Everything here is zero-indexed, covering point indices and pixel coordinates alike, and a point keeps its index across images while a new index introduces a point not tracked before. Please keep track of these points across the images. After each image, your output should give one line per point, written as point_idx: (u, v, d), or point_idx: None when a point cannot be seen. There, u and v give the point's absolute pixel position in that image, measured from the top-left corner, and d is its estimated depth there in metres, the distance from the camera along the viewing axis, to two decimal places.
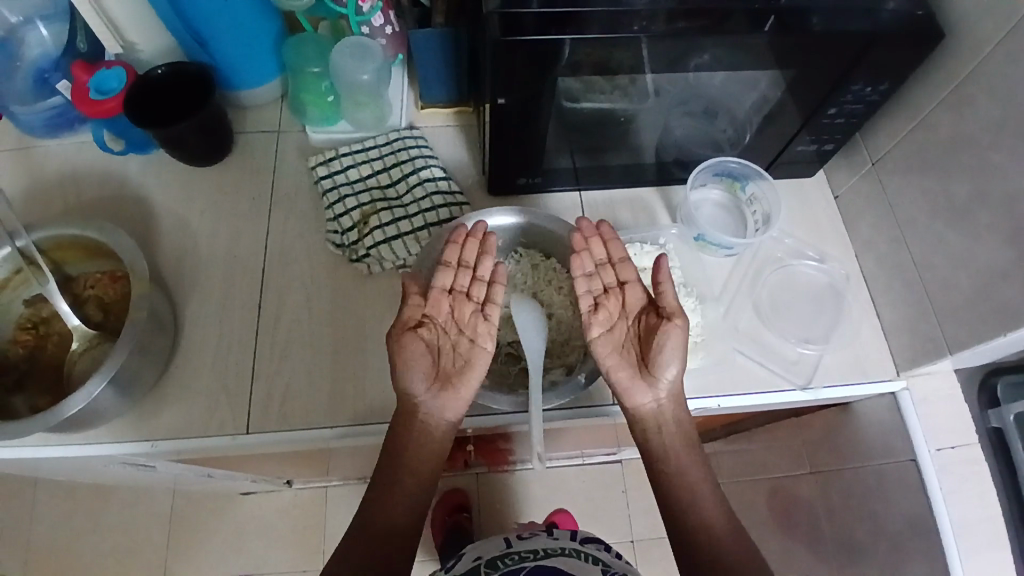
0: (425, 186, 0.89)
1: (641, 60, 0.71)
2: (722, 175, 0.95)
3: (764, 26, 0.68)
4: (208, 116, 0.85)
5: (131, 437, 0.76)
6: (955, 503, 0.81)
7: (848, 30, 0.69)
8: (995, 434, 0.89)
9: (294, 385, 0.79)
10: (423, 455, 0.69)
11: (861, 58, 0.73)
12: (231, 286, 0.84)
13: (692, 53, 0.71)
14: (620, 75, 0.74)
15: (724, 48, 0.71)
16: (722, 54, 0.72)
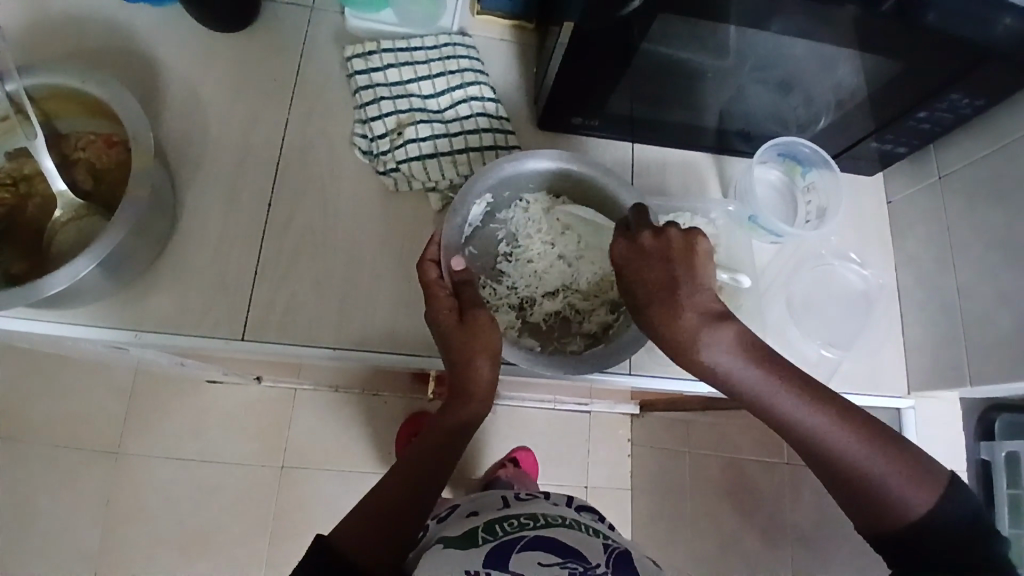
0: (471, 106, 0.80)
1: (743, 16, 0.62)
2: (785, 156, 0.87)
3: (881, 8, 0.59)
4: None
5: (114, 323, 0.69)
6: None
7: (974, 33, 0.62)
8: (981, 467, 0.82)
9: (297, 298, 0.72)
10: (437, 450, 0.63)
11: (973, 68, 0.66)
12: (241, 176, 0.76)
13: (799, 20, 0.62)
14: (716, 27, 0.65)
15: (834, 26, 0.63)
16: (830, 31, 0.64)
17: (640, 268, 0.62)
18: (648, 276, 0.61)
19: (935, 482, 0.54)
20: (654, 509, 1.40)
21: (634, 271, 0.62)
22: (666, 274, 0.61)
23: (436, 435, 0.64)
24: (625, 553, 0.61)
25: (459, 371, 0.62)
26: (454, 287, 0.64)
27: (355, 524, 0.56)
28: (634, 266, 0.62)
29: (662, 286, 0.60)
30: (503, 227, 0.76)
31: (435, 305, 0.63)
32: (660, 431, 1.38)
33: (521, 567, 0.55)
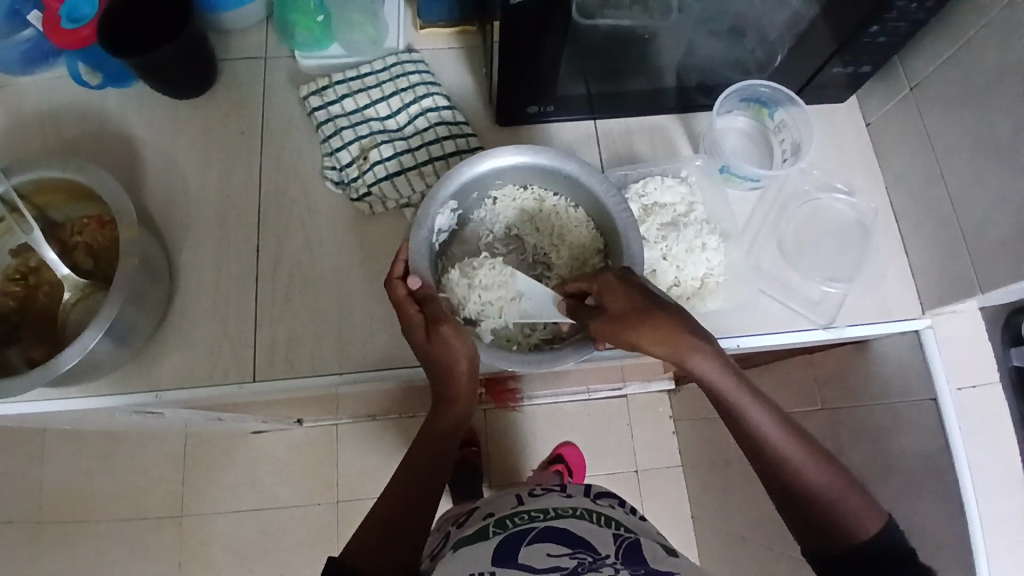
0: (428, 117, 0.82)
1: None
2: (748, 100, 0.87)
3: None
4: (189, 40, 0.77)
5: (135, 388, 0.73)
6: (973, 445, 0.77)
7: None
8: None
9: (296, 333, 0.75)
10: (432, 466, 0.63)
11: None
12: (226, 229, 0.80)
13: None
14: None
15: None
16: None
17: (629, 299, 0.62)
18: (632, 307, 0.61)
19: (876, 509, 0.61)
20: (706, 479, 1.38)
21: (618, 297, 0.62)
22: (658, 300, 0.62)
23: (425, 447, 0.64)
24: (637, 541, 0.63)
25: (441, 382, 0.63)
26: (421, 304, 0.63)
27: (362, 544, 0.58)
28: (623, 295, 0.62)
29: (665, 314, 0.61)
30: (479, 225, 0.78)
31: (405, 324, 0.63)
32: (696, 400, 1.37)
33: (531, 557, 0.59)
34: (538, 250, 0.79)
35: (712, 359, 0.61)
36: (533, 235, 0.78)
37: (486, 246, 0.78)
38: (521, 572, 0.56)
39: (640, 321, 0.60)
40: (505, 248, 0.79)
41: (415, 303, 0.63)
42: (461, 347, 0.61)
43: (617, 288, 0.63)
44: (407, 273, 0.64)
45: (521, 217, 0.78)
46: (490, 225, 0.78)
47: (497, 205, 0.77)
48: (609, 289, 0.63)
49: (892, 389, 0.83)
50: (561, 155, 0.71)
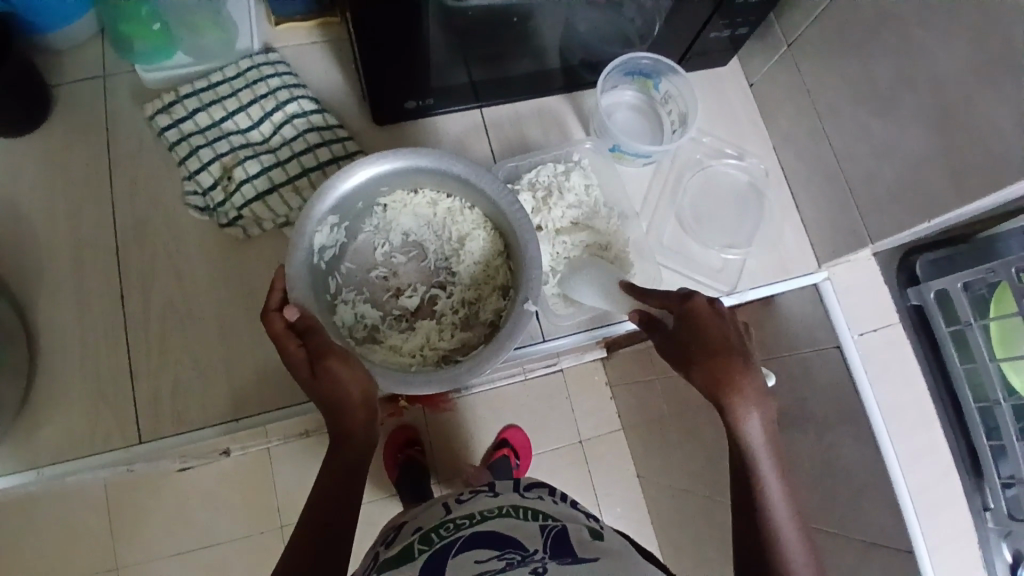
0: (296, 124, 0.76)
1: None
2: (632, 74, 0.85)
3: None
4: (15, 73, 0.69)
5: (3, 468, 0.65)
6: (881, 384, 0.75)
7: None
8: (914, 313, 0.77)
9: (183, 379, 0.69)
10: (339, 496, 0.59)
11: None
12: (85, 276, 0.71)
13: None
14: None
15: None
16: None
17: (718, 330, 0.59)
18: (718, 338, 0.59)
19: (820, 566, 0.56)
20: (645, 442, 1.39)
21: (699, 326, 0.59)
22: (729, 342, 0.59)
23: (330, 479, 0.60)
24: (563, 529, 0.61)
25: (335, 418, 0.58)
26: (303, 338, 0.58)
27: None
28: (706, 327, 0.59)
29: (733, 351, 0.58)
30: (373, 235, 0.73)
31: (289, 360, 0.58)
32: (628, 367, 1.36)
33: (456, 568, 0.55)
34: (439, 255, 0.75)
35: (751, 401, 0.58)
36: (433, 241, 0.75)
37: (384, 256, 0.74)
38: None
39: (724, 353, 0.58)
40: (405, 256, 0.75)
41: (296, 336, 0.58)
42: (353, 378, 0.57)
43: (703, 316, 0.60)
44: (284, 304, 0.59)
45: (419, 224, 0.74)
46: (385, 234, 0.74)
47: (388, 212, 0.72)
48: (699, 313, 0.60)
49: (802, 339, 0.82)
50: (446, 157, 0.66)
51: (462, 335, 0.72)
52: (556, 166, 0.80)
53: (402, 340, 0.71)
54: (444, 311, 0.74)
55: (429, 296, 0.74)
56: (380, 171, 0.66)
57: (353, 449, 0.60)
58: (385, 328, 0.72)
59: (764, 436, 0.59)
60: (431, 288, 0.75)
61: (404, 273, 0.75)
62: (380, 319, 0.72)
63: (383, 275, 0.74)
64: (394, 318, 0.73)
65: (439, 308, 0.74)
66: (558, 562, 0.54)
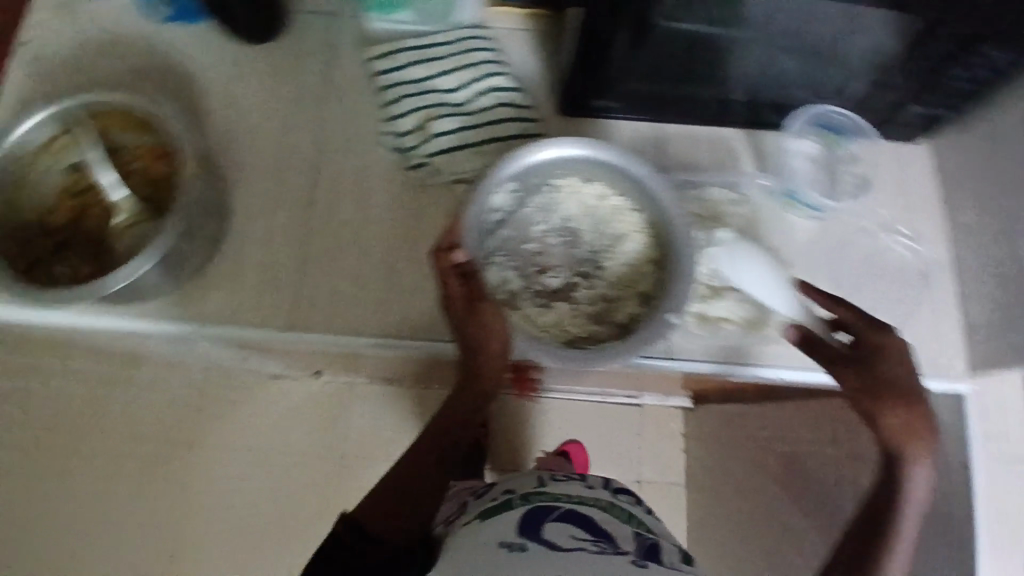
0: (494, 96, 0.82)
1: None
2: (820, 127, 0.83)
3: None
4: None
5: (173, 319, 0.75)
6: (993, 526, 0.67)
7: None
8: None
9: (336, 289, 0.77)
10: (465, 412, 0.73)
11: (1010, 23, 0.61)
12: (280, 178, 0.80)
13: None
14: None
15: None
16: None
17: (904, 369, 0.63)
18: (904, 376, 0.63)
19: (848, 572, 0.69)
20: (706, 497, 1.36)
21: (895, 362, 0.63)
22: (914, 386, 0.62)
23: (457, 402, 0.72)
24: (655, 544, 0.62)
25: (475, 353, 0.68)
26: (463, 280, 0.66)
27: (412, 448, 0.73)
28: (897, 363, 0.63)
29: (917, 395, 0.62)
30: (535, 213, 0.76)
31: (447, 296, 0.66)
32: (712, 419, 1.33)
33: (552, 531, 0.59)
34: (590, 247, 0.78)
35: (926, 451, 0.61)
36: (589, 233, 0.77)
37: (540, 233, 0.78)
38: (546, 547, 0.56)
39: (911, 393, 0.62)
40: (559, 240, 0.78)
41: (457, 276, 0.66)
42: (498, 325, 0.67)
43: (896, 353, 0.64)
44: (455, 247, 0.65)
45: (581, 213, 0.77)
46: (547, 214, 0.77)
47: (557, 194, 0.76)
48: (890, 349, 0.64)
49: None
50: (629, 157, 0.72)
51: (593, 327, 0.74)
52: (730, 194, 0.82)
53: (537, 314, 0.75)
54: (580, 300, 0.76)
55: (570, 282, 0.77)
56: (563, 154, 0.72)
57: (481, 387, 0.70)
58: (523, 299, 0.76)
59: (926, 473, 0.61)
60: (574, 276, 0.77)
61: (553, 254, 0.78)
62: (521, 290, 0.76)
63: (534, 251, 0.78)
64: (534, 292, 0.76)
65: (577, 296, 0.76)
66: (653, 565, 0.56)
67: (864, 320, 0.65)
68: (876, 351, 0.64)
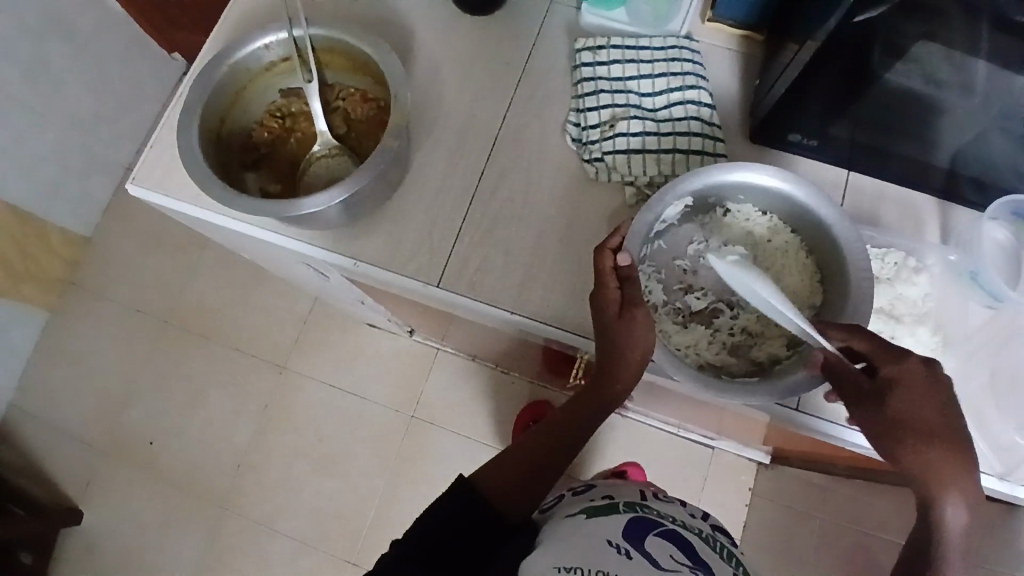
0: (686, 109, 0.82)
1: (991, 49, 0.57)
2: (1021, 214, 0.76)
3: None
4: None
5: (338, 249, 0.80)
6: None
7: None
8: None
9: (488, 259, 0.79)
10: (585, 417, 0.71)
11: None
12: (462, 143, 0.84)
13: None
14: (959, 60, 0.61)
15: None
16: None
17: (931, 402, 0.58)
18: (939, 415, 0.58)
19: None
20: (759, 562, 1.30)
21: (912, 391, 0.59)
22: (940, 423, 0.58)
23: (581, 402, 0.71)
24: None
25: (611, 360, 0.66)
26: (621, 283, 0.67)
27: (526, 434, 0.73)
28: (921, 393, 0.58)
29: (939, 433, 0.57)
30: (696, 230, 0.77)
31: (602, 294, 0.67)
32: (793, 482, 1.28)
33: (654, 543, 0.58)
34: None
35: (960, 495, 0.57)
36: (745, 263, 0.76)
37: (695, 252, 0.77)
38: (650, 561, 0.54)
39: (936, 434, 0.57)
40: None
41: (616, 279, 0.67)
42: (643, 332, 0.64)
43: (914, 384, 0.59)
44: (621, 248, 0.67)
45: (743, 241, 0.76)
46: (708, 235, 0.77)
47: (726, 218, 0.76)
48: (914, 377, 0.59)
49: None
50: (819, 196, 0.70)
51: (728, 357, 0.73)
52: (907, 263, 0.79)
53: (674, 331, 0.74)
54: (721, 327, 0.75)
55: (714, 308, 0.76)
56: (748, 179, 0.71)
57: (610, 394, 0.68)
58: (663, 313, 0.75)
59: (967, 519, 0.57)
60: (720, 302, 0.76)
61: (703, 276, 0.77)
62: (663, 303, 0.76)
63: (685, 268, 0.77)
64: (675, 308, 0.76)
65: (718, 322, 0.75)
66: None
67: (920, 358, 0.60)
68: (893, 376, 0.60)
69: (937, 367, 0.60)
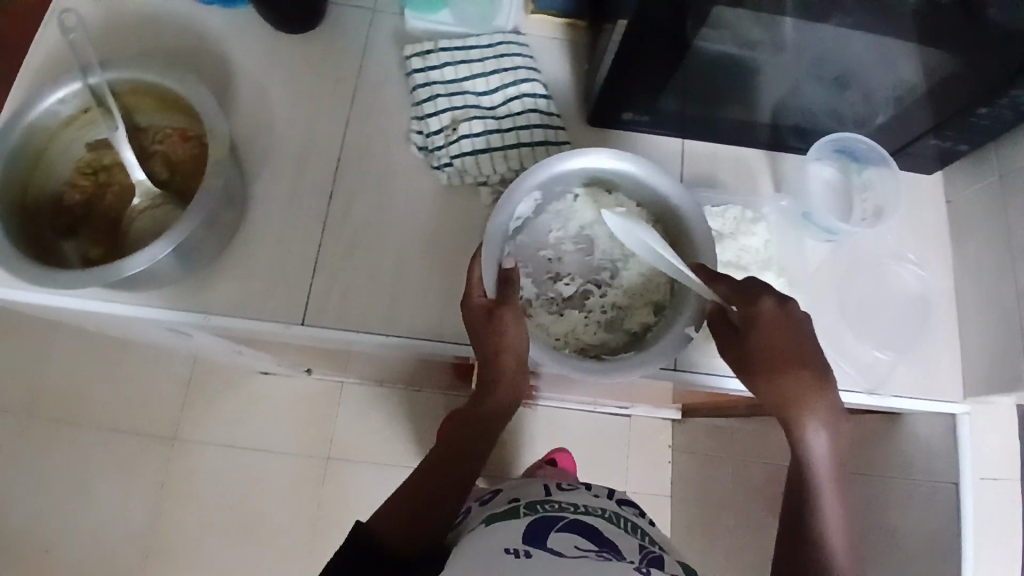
0: (523, 102, 0.82)
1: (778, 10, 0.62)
2: (841, 152, 0.85)
3: None
4: None
5: (184, 304, 0.74)
6: (982, 533, 0.75)
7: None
8: None
9: (354, 284, 0.76)
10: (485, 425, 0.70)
11: None
12: (304, 169, 0.80)
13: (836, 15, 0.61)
14: (756, 19, 0.65)
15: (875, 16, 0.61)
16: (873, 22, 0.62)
17: (784, 335, 0.63)
18: (790, 346, 0.63)
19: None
20: (688, 517, 1.36)
21: (769, 330, 0.63)
22: (795, 353, 0.63)
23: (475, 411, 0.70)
24: (660, 558, 0.60)
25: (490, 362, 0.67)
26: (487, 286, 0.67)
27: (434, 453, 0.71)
28: (777, 331, 0.63)
29: (799, 364, 0.62)
30: (553, 219, 0.77)
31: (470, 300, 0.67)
32: (703, 435, 1.33)
33: (557, 541, 0.58)
34: (602, 257, 0.77)
35: (823, 418, 0.62)
36: (602, 242, 0.77)
37: (556, 240, 0.77)
38: (551, 555, 0.55)
39: (794, 363, 0.62)
40: (574, 247, 0.78)
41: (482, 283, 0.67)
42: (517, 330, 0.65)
43: (771, 322, 0.63)
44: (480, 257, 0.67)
45: (593, 223, 0.76)
46: (565, 221, 0.77)
47: (578, 203, 0.77)
48: (770, 317, 0.63)
49: (917, 469, 0.80)
50: (657, 170, 0.72)
51: (604, 335, 0.75)
52: (742, 215, 0.83)
53: (550, 321, 0.75)
54: (593, 307, 0.76)
55: (584, 291, 0.77)
56: (592, 165, 0.72)
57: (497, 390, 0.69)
58: (537, 306, 0.75)
59: (827, 441, 0.63)
60: (587, 284, 0.77)
61: (568, 262, 0.77)
62: (535, 297, 0.76)
63: (549, 258, 0.77)
64: (547, 300, 0.76)
65: (590, 304, 0.76)
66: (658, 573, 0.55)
67: (777, 299, 0.63)
68: (752, 320, 0.63)
69: (792, 305, 0.64)
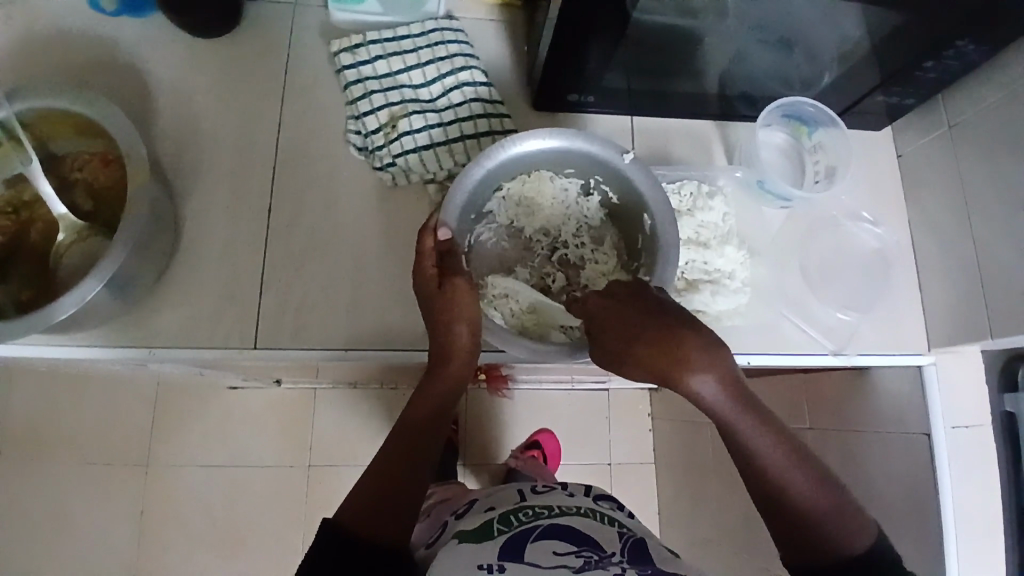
0: (463, 92, 0.79)
1: None
2: (789, 117, 0.85)
3: None
4: None
5: (128, 339, 0.69)
6: (959, 483, 0.76)
7: None
8: (1006, 420, 0.77)
9: (307, 298, 0.73)
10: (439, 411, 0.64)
11: (970, 17, 0.63)
12: (239, 182, 0.75)
13: None
14: None
15: None
16: None
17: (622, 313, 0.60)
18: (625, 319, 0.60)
19: (858, 518, 0.58)
20: (674, 483, 1.37)
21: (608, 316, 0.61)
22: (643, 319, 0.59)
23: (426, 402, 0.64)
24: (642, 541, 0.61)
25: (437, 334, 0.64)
26: (440, 258, 0.65)
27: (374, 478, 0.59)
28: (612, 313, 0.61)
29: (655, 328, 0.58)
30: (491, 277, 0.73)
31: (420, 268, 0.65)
32: (681, 403, 1.34)
33: (533, 553, 0.56)
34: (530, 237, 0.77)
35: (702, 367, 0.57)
36: None
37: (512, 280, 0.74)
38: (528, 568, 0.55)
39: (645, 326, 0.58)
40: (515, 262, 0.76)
41: (437, 257, 0.65)
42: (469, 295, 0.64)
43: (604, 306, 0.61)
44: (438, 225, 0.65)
45: None
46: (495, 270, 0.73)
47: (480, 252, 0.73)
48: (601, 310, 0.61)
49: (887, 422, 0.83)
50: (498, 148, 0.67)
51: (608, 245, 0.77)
52: (698, 188, 0.82)
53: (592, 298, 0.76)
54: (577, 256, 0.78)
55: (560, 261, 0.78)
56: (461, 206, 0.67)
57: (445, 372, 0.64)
58: None
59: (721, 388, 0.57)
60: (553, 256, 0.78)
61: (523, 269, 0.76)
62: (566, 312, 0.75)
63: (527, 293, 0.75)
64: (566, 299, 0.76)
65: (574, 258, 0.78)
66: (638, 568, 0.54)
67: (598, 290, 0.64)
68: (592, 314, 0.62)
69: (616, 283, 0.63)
